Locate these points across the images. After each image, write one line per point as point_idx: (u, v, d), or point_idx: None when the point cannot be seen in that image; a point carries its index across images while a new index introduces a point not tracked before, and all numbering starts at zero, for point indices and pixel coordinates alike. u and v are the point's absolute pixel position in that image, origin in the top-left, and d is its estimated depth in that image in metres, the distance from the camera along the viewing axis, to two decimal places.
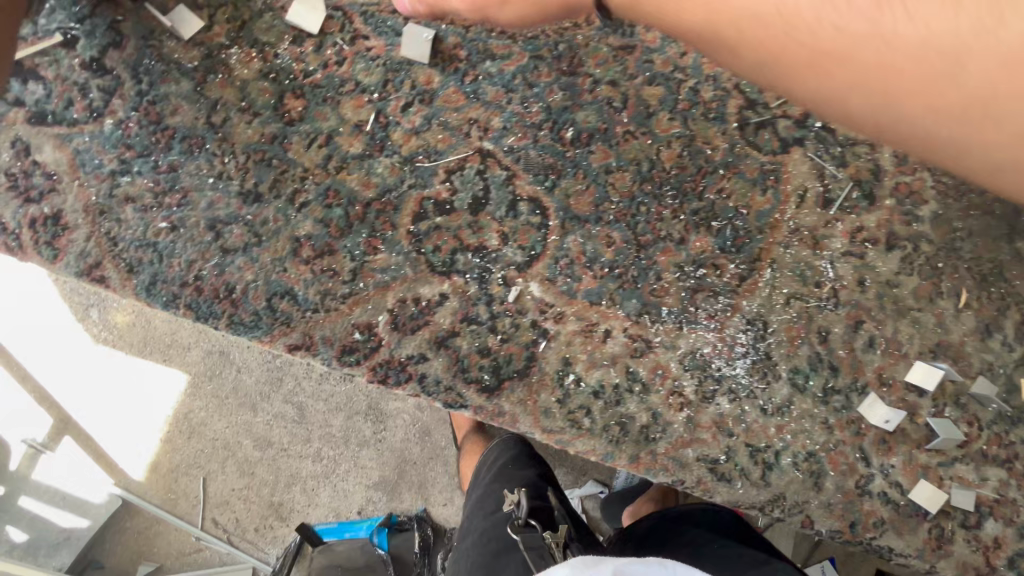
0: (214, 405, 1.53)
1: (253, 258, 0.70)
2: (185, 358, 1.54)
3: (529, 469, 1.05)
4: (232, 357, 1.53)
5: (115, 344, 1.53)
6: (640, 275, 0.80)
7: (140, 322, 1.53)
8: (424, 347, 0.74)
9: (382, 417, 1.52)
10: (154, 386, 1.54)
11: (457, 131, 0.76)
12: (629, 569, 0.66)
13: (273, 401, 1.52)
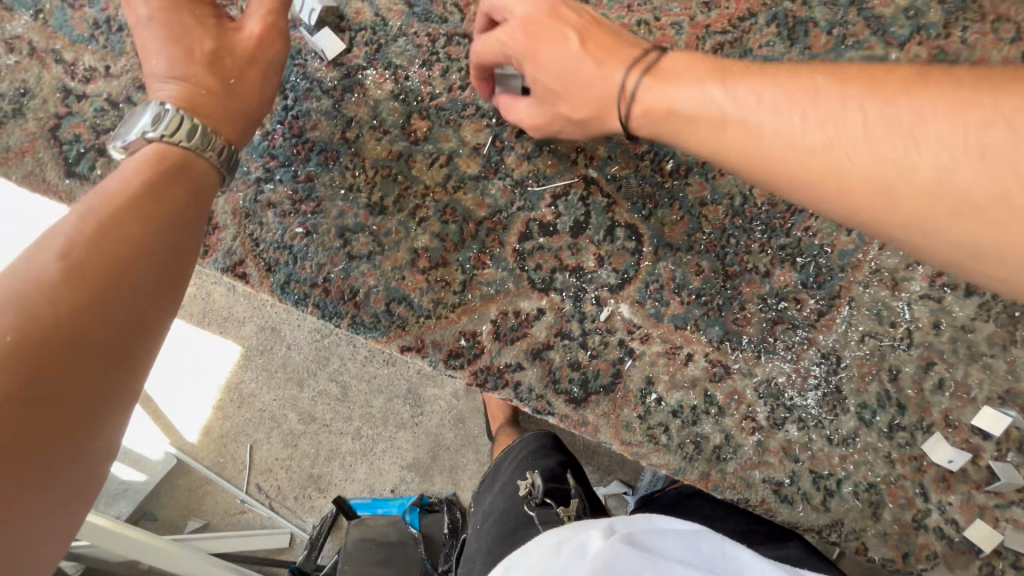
0: (264, 377, 1.63)
1: (376, 265, 0.76)
2: (239, 331, 1.64)
3: (551, 458, 1.08)
4: (284, 333, 1.62)
5: (178, 313, 1.64)
6: (724, 304, 0.84)
7: (201, 294, 1.64)
8: (521, 356, 0.80)
9: (420, 402, 1.59)
10: (210, 354, 1.64)
11: (565, 158, 0.81)
12: (621, 524, 0.72)
13: (320, 378, 1.61)
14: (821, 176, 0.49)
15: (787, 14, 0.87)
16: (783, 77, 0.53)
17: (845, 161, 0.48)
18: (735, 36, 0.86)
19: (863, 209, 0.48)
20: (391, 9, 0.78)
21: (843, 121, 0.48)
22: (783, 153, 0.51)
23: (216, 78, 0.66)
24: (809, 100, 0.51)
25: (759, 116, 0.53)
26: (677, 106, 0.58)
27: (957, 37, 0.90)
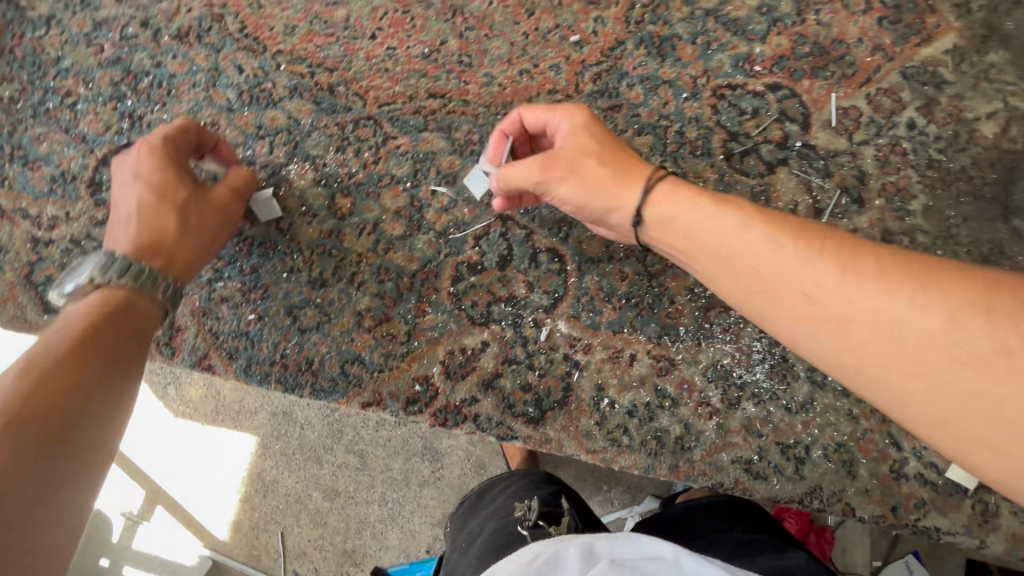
0: (284, 461, 1.68)
1: (325, 333, 0.84)
2: (252, 422, 1.70)
3: (544, 487, 1.11)
4: (295, 416, 1.68)
5: (192, 416, 1.73)
6: (654, 301, 0.90)
7: (211, 394, 1.73)
8: (474, 390, 0.85)
9: (436, 456, 1.63)
10: (227, 451, 1.70)
11: (480, 203, 0.89)
12: (598, 545, 0.74)
13: (337, 452, 1.66)
14: (796, 307, 0.59)
15: (652, 36, 0.96)
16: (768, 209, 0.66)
17: (821, 298, 0.57)
18: (610, 63, 0.95)
19: (822, 332, 0.57)
20: (301, 110, 0.89)
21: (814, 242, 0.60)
22: (775, 278, 0.61)
23: (177, 222, 0.75)
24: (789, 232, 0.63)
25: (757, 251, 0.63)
26: (687, 227, 0.68)
27: (812, 21, 0.99)
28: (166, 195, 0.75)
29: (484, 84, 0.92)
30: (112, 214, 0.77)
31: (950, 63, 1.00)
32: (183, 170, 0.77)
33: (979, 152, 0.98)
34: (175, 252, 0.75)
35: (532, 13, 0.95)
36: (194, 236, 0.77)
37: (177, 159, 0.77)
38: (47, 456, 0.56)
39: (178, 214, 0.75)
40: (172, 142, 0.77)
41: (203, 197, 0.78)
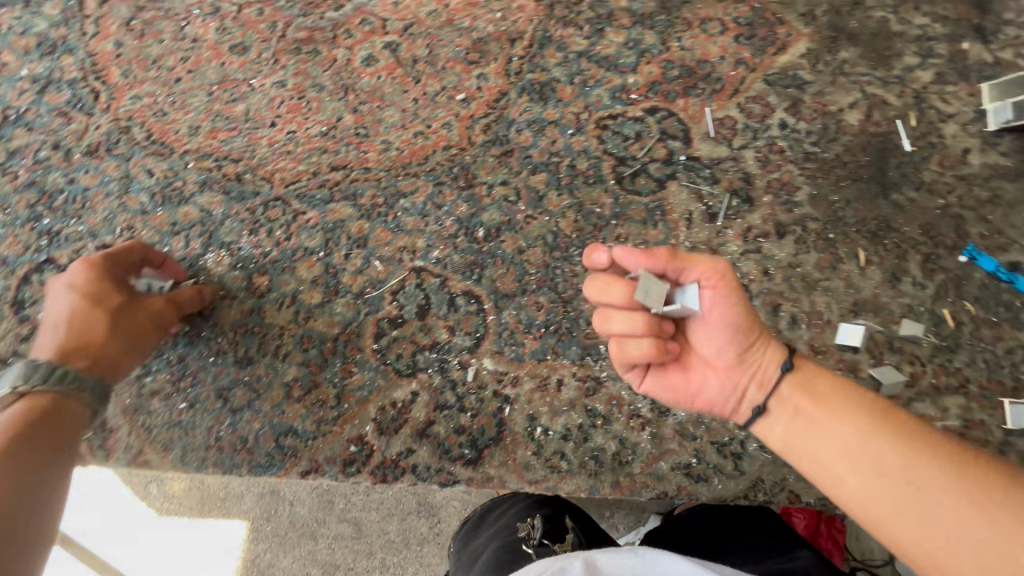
0: (277, 543, 1.53)
1: (257, 410, 0.87)
2: (241, 506, 1.55)
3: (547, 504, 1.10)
4: (283, 493, 1.54)
5: (174, 511, 1.56)
6: (572, 325, 0.94)
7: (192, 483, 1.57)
8: (409, 441, 0.87)
9: (434, 510, 1.53)
10: (217, 541, 1.54)
11: (392, 259, 0.94)
12: (600, 559, 0.72)
13: (331, 523, 1.52)
14: (940, 500, 0.60)
15: (532, 83, 1.05)
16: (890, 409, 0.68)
17: (979, 505, 0.58)
18: (497, 113, 1.02)
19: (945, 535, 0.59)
20: (211, 202, 0.94)
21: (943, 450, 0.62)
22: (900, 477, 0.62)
23: (112, 326, 0.77)
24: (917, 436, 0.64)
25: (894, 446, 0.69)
26: (830, 397, 0.69)
27: (676, 47, 1.09)
28: (102, 303, 0.77)
29: (382, 150, 0.99)
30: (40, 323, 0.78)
31: (807, 65, 1.10)
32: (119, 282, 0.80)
33: (849, 140, 1.07)
34: (102, 352, 0.75)
35: (418, 80, 1.03)
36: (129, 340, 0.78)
37: (109, 271, 0.80)
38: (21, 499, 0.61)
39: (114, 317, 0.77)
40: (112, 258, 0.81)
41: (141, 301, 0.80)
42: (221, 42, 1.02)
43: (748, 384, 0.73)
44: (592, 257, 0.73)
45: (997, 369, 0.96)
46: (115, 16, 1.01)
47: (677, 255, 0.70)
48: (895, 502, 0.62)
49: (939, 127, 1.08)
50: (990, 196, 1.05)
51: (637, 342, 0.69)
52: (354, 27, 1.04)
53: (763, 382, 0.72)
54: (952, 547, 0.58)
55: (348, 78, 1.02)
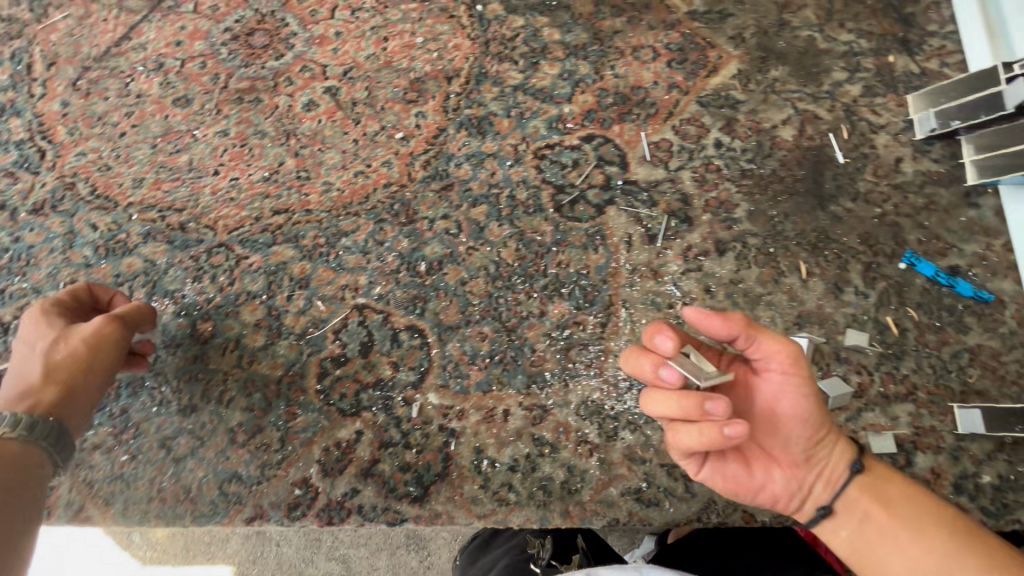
0: None
1: (200, 458, 0.86)
2: (226, 551, 1.42)
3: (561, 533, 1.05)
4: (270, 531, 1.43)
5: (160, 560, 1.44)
6: (516, 353, 0.94)
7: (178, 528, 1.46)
8: (354, 481, 0.87)
9: (423, 542, 1.42)
10: None
11: (335, 298, 0.95)
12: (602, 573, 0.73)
13: (319, 561, 1.40)
14: None
15: (470, 118, 1.07)
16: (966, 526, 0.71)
17: None
18: (436, 149, 1.05)
19: None
20: (155, 252, 0.96)
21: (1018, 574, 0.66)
22: None
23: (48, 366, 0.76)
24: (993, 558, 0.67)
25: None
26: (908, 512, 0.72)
27: (610, 76, 1.12)
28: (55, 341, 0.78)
29: (323, 192, 1.01)
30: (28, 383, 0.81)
31: (739, 85, 1.13)
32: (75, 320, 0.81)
33: (784, 155, 1.09)
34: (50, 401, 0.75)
35: (358, 122, 1.05)
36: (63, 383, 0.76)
37: (65, 313, 0.81)
38: None
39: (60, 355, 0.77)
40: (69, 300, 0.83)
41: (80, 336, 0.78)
42: (164, 96, 1.05)
43: (814, 482, 0.75)
44: (654, 339, 0.71)
45: (944, 373, 0.97)
46: (61, 77, 1.05)
47: (753, 324, 0.71)
48: None
49: (871, 138, 1.11)
50: (926, 202, 1.07)
51: (688, 430, 0.69)
52: (294, 74, 1.08)
53: (829, 482, 0.75)
54: None
55: (289, 123, 1.04)
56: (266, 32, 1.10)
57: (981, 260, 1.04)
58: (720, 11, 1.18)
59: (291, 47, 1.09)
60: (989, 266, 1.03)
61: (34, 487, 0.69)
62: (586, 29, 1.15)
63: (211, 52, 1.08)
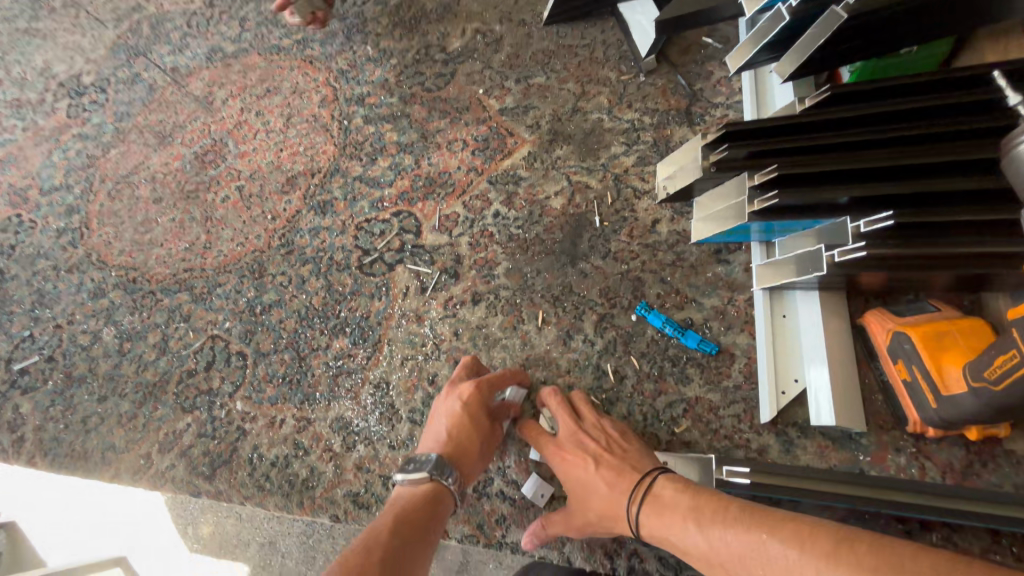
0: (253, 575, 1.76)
1: (99, 431, 1.30)
2: (241, 553, 1.80)
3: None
4: (256, 531, 1.81)
5: (201, 552, 1.86)
6: (301, 376, 1.23)
7: (219, 529, 1.86)
8: (174, 458, 1.22)
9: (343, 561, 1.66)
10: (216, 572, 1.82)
11: (201, 329, 1.36)
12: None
13: (285, 566, 1.74)
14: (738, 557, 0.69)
15: (319, 201, 1.45)
16: (682, 513, 0.78)
17: (751, 543, 0.69)
18: (291, 224, 1.44)
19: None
20: (116, 295, 1.48)
21: (709, 523, 0.74)
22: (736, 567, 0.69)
23: (456, 430, 0.97)
24: (699, 522, 0.75)
25: (725, 533, 0.71)
26: (665, 538, 0.79)
27: (425, 164, 1.43)
28: (479, 421, 0.98)
29: (215, 256, 1.45)
30: (446, 402, 1.02)
31: (526, 164, 1.34)
32: (481, 416, 0.99)
33: (550, 220, 1.25)
34: (468, 469, 0.96)
35: (249, 207, 1.50)
36: (482, 455, 0.99)
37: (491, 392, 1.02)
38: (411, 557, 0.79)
39: (453, 429, 0.97)
40: (490, 382, 1.02)
41: (483, 426, 0.99)
42: (150, 197, 1.63)
43: None
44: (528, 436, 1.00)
45: (654, 421, 1.01)
46: (104, 189, 1.70)
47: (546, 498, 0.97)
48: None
49: (634, 202, 1.22)
50: (674, 259, 1.13)
51: None
52: (222, 178, 1.58)
53: None
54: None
55: (210, 211, 1.53)
56: (215, 152, 1.64)
57: (719, 314, 1.06)
58: (525, 105, 1.42)
59: (226, 160, 1.61)
60: (727, 320, 1.05)
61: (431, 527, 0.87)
62: (417, 130, 1.49)
63: (182, 168, 1.65)
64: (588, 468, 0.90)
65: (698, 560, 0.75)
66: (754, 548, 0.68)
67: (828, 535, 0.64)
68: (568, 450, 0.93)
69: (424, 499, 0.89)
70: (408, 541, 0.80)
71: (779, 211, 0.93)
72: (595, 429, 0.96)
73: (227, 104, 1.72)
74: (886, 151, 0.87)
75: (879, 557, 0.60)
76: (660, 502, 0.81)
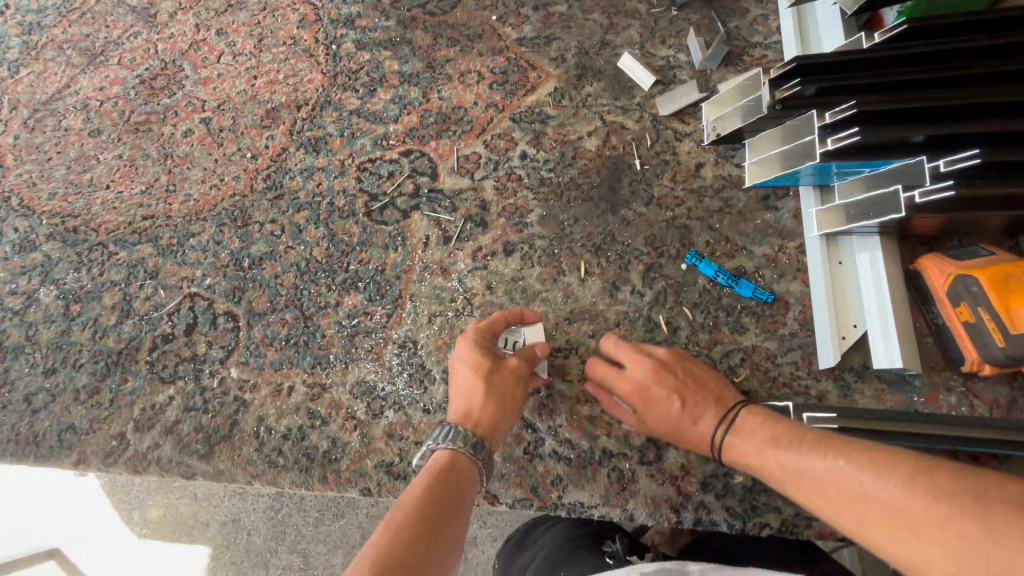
0: (222, 559, 1.57)
1: (50, 410, 1.08)
2: (206, 533, 1.60)
3: (586, 545, 1.05)
4: (226, 509, 1.61)
5: (154, 538, 1.63)
6: (309, 337, 1.08)
7: (172, 511, 1.64)
8: (158, 437, 1.03)
9: (335, 537, 1.53)
10: (175, 559, 1.61)
11: (175, 287, 1.15)
12: (537, 544, 1.11)
13: (258, 546, 1.56)
14: (816, 476, 0.70)
15: (310, 139, 1.25)
16: (760, 437, 0.80)
17: (828, 466, 0.69)
18: (277, 165, 1.23)
19: (847, 496, 0.66)
20: (52, 248, 1.21)
21: (788, 447, 0.75)
22: (812, 487, 0.71)
23: (462, 385, 0.92)
24: (780, 446, 0.76)
25: (803, 460, 0.73)
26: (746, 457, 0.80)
27: (435, 99, 1.25)
28: (475, 368, 0.91)
29: (183, 201, 1.22)
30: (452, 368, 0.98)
31: (553, 101, 1.22)
32: (476, 361, 0.92)
33: (585, 163, 1.15)
34: (486, 420, 0.88)
35: (221, 144, 1.27)
36: (496, 400, 0.89)
37: (483, 336, 0.96)
38: (424, 537, 0.71)
39: (458, 387, 0.92)
40: (479, 329, 0.97)
41: (482, 368, 0.91)
42: (84, 129, 1.33)
43: None
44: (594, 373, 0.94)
45: None
46: (18, 117, 1.36)
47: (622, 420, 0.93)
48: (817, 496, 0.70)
49: (675, 145, 1.14)
50: (721, 205, 1.08)
51: None
52: (180, 108, 1.31)
53: None
54: (854, 500, 0.66)
55: (169, 147, 1.28)
56: (166, 76, 1.35)
57: (771, 262, 1.03)
58: (546, 36, 1.27)
59: (182, 87, 1.33)
60: (779, 268, 1.03)
61: (451, 497, 0.78)
62: (422, 59, 1.29)
63: (124, 94, 1.35)
64: (668, 412, 0.87)
65: (776, 480, 0.76)
66: (830, 471, 0.69)
67: (908, 460, 0.65)
68: (645, 398, 0.88)
69: (435, 475, 0.80)
70: (419, 527, 0.72)
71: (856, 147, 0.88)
72: (664, 362, 0.90)
73: (176, 19, 1.40)
74: (970, 92, 0.84)
75: (958, 484, 0.60)
76: (744, 432, 0.82)
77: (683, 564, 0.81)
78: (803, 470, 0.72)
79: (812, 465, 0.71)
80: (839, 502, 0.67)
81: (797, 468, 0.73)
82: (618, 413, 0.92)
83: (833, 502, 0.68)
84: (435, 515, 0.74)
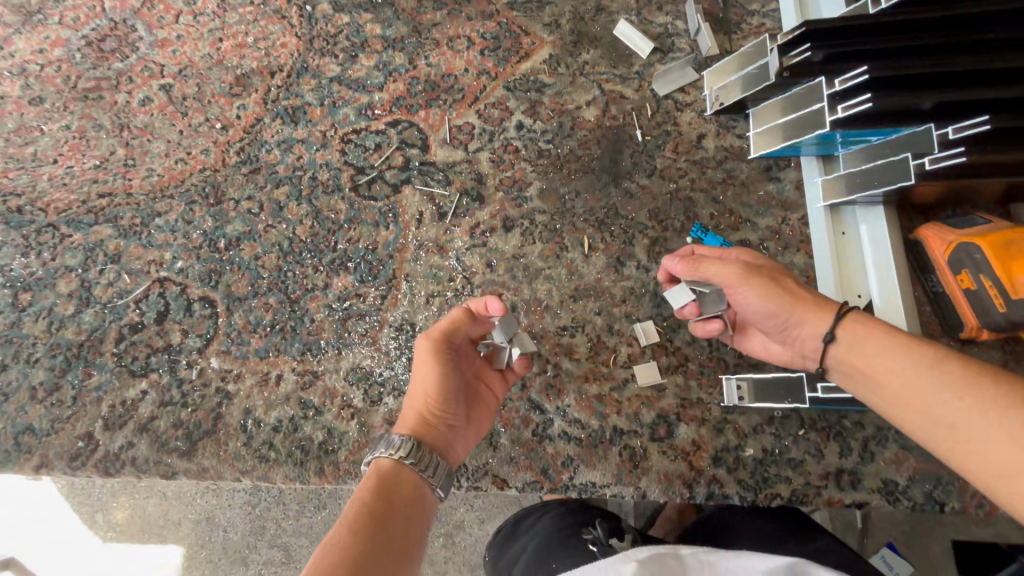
0: (199, 558, 1.49)
1: (3, 411, 0.97)
2: (178, 533, 1.51)
3: (573, 532, 1.00)
4: (199, 507, 1.52)
5: (121, 540, 1.53)
6: (297, 322, 1.00)
7: (140, 512, 1.54)
8: (131, 435, 0.95)
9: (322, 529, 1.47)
10: (145, 561, 1.51)
11: (141, 271, 1.05)
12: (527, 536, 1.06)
13: (238, 544, 1.49)
14: (910, 369, 0.64)
15: (286, 108, 1.15)
16: (857, 326, 0.70)
17: (934, 369, 0.62)
18: (251, 137, 1.13)
19: (947, 397, 0.61)
20: None
21: (887, 342, 0.67)
22: (901, 383, 0.64)
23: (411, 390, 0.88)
24: (877, 338, 0.68)
25: (904, 358, 0.65)
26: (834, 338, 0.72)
27: (423, 65, 1.17)
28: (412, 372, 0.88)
29: (144, 177, 1.10)
30: None
31: (548, 69, 1.15)
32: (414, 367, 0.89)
33: (584, 134, 1.11)
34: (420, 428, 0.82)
35: (185, 114, 1.15)
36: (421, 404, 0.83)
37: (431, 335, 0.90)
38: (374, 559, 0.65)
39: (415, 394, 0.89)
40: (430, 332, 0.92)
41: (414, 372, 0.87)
42: (22, 96, 1.18)
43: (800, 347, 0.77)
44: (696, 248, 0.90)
45: (720, 346, 0.96)
46: None
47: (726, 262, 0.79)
48: (907, 389, 0.64)
49: (676, 115, 1.11)
50: (724, 177, 1.06)
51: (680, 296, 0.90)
52: (135, 74, 1.18)
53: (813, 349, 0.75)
54: (950, 403, 0.60)
55: (125, 117, 1.15)
56: (117, 37, 1.20)
57: (775, 234, 1.02)
58: None
59: (136, 50, 1.19)
60: (783, 240, 1.02)
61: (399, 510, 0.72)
62: (407, 23, 1.20)
63: (67, 57, 1.20)
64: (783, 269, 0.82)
65: (858, 366, 0.69)
66: (936, 372, 0.62)
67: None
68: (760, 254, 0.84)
69: (383, 487, 0.74)
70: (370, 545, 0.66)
71: (866, 116, 0.87)
72: None
73: None
74: (975, 57, 0.84)
75: None
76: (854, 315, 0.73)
77: (675, 548, 0.70)
78: (897, 367, 0.65)
79: (915, 364, 0.64)
80: (930, 402, 0.62)
81: (893, 364, 0.66)
82: (713, 265, 0.79)
83: (925, 400, 0.62)
84: (383, 532, 0.68)
